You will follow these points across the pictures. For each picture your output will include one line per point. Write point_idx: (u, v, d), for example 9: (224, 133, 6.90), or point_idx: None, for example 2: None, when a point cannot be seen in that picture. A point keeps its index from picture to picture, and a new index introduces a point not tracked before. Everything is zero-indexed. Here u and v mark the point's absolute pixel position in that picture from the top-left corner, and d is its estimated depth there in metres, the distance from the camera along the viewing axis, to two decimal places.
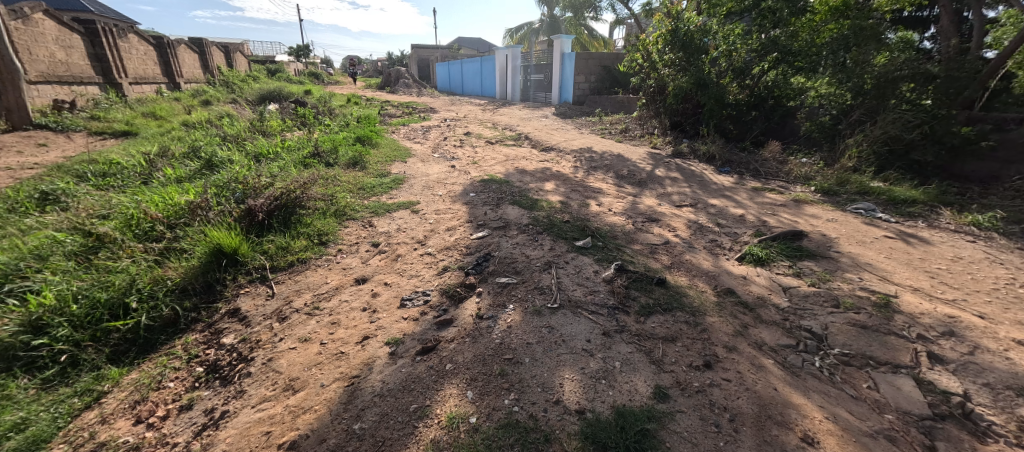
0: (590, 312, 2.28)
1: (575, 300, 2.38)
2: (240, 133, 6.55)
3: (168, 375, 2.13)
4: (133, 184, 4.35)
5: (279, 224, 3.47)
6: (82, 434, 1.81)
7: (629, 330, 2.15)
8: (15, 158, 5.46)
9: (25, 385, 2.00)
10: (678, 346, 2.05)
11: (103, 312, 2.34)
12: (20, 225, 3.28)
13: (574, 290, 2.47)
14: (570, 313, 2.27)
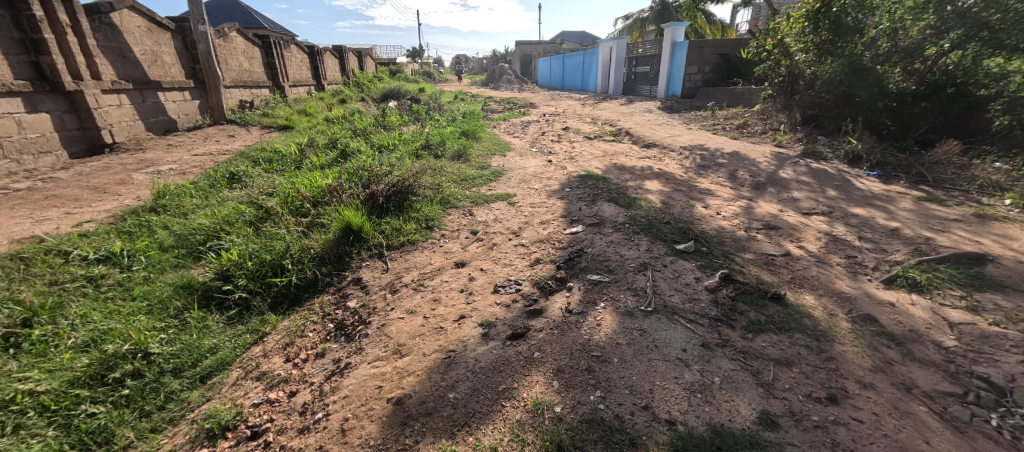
0: (688, 321, 2.16)
1: (672, 306, 2.27)
2: (366, 126, 7.49)
3: (309, 326, 2.58)
4: (289, 169, 5.29)
5: (394, 207, 3.91)
6: (252, 362, 2.30)
7: (733, 346, 1.99)
8: (214, 146, 7.01)
9: (217, 319, 2.61)
10: (794, 372, 1.84)
11: (267, 269, 2.93)
12: (217, 197, 4.24)
13: (671, 296, 2.36)
14: (666, 319, 2.18)
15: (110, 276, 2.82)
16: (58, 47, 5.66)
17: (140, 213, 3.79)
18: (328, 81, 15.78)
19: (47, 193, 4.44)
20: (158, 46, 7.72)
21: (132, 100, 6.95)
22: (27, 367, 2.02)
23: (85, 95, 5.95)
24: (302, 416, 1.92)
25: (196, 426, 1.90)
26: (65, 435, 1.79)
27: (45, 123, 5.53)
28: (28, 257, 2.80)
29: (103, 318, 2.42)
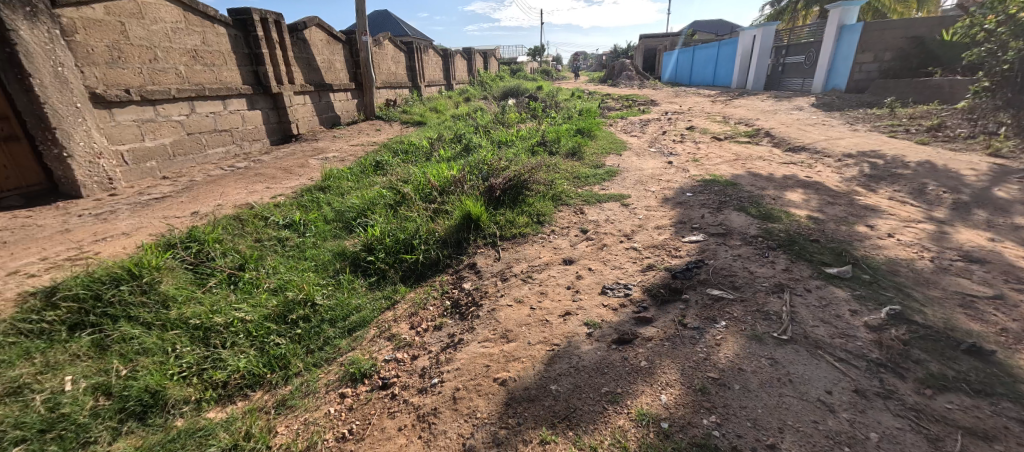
0: (836, 359, 1.84)
1: (815, 338, 1.96)
2: (486, 123, 7.96)
3: (431, 301, 2.88)
4: (422, 160, 5.91)
5: (509, 200, 4.10)
6: (385, 324, 2.65)
7: (900, 399, 1.63)
8: (365, 138, 8.18)
9: (362, 283, 3.07)
10: (996, 450, 1.42)
11: (402, 245, 3.35)
12: (366, 182, 4.97)
13: (814, 326, 2.04)
14: (806, 352, 1.89)
15: (291, 239, 3.54)
16: (269, 59, 7.23)
17: (312, 191, 4.65)
18: (457, 81, 17.13)
19: (254, 172, 5.73)
20: (333, 55, 9.30)
21: (312, 100, 8.49)
22: (240, 300, 2.67)
23: (283, 96, 7.49)
24: (421, 379, 2.16)
25: (343, 368, 2.27)
26: (259, 356, 2.33)
27: (257, 118, 7.13)
28: (243, 219, 3.68)
29: (286, 271, 3.05)
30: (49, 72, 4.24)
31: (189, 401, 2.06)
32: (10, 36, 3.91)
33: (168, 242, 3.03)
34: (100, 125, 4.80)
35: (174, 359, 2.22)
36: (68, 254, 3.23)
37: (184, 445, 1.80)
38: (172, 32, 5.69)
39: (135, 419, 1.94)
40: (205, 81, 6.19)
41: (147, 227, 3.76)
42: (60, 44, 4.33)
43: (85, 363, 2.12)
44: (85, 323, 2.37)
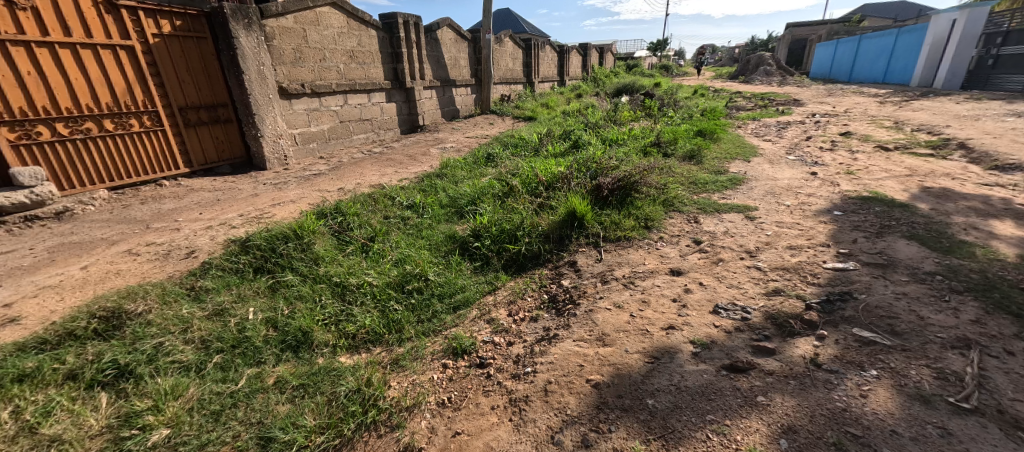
0: None
1: (1018, 417, 1.49)
2: (598, 120, 7.80)
3: (529, 292, 2.95)
4: (531, 154, 6.05)
5: (616, 201, 3.98)
6: (485, 308, 2.80)
7: None
8: (480, 131, 8.65)
9: (467, 266, 3.27)
10: None
11: (507, 235, 3.50)
12: (478, 172, 5.26)
13: (1017, 400, 1.56)
14: (1005, 432, 1.43)
15: (412, 219, 3.93)
16: (407, 57, 8.05)
17: (431, 177, 5.08)
18: (570, 77, 17.08)
19: (386, 157, 6.47)
20: (460, 53, 9.98)
21: (437, 94, 9.24)
22: (368, 267, 3.08)
23: (415, 90, 8.31)
24: (515, 365, 2.23)
25: (447, 341, 2.46)
26: (380, 317, 2.65)
27: (392, 110, 8.02)
28: (376, 198, 4.21)
29: (406, 246, 3.41)
30: (255, 71, 5.38)
31: (328, 344, 2.44)
32: (235, 42, 5.12)
33: (322, 212, 3.71)
34: (282, 114, 5.92)
35: (320, 307, 2.67)
36: (251, 214, 4.06)
37: (322, 380, 2.14)
38: (338, 36, 6.68)
39: (290, 350, 2.40)
40: (357, 77, 7.15)
41: (305, 198, 4.53)
42: (264, 48, 5.47)
43: (261, 299, 2.74)
44: (265, 268, 3.05)
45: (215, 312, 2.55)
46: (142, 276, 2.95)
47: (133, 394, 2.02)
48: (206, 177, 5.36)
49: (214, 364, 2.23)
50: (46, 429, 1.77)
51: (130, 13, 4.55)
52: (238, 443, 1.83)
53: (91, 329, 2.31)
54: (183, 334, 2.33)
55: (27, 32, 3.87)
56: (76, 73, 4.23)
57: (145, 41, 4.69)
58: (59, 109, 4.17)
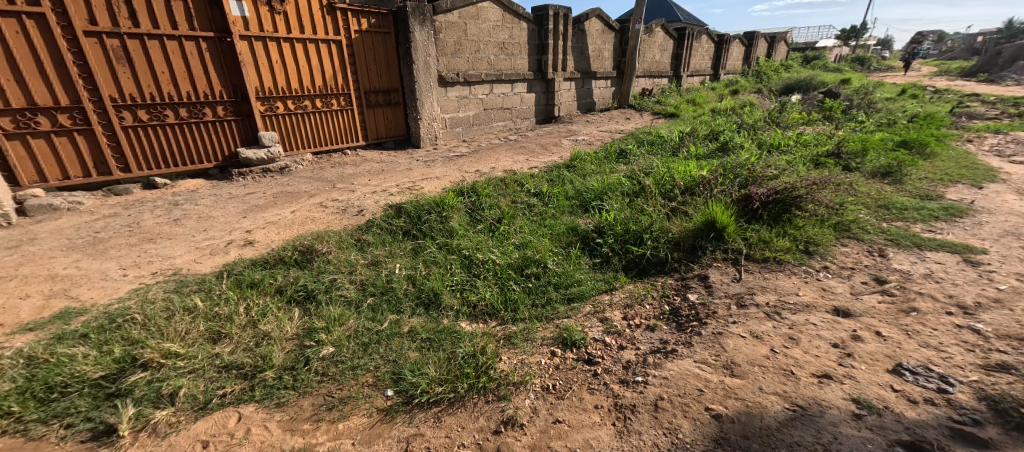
0: None
1: None
2: (756, 121, 6.85)
3: (649, 300, 2.75)
4: (669, 154, 5.62)
5: (769, 217, 3.45)
6: (599, 306, 2.71)
7: None
8: (615, 125, 8.37)
9: (587, 261, 3.21)
10: None
11: (633, 236, 3.33)
12: (609, 167, 5.10)
13: None
14: None
15: (537, 206, 4.02)
16: (552, 48, 8.17)
17: (561, 168, 5.11)
18: (726, 71, 15.31)
19: (520, 145, 6.73)
20: (605, 44, 9.74)
21: (577, 85, 9.20)
22: (494, 246, 3.26)
23: (555, 81, 8.42)
24: (624, 371, 2.13)
25: (558, 331, 2.46)
26: (498, 294, 2.78)
27: (531, 100, 8.25)
28: (507, 182, 4.41)
29: (529, 232, 3.51)
30: (422, 61, 6.09)
31: (452, 309, 2.66)
32: (412, 37, 5.87)
33: (460, 190, 4.03)
34: (438, 99, 6.59)
35: (450, 274, 2.94)
36: (403, 185, 4.64)
37: (445, 339, 2.35)
38: (493, 28, 7.10)
39: (422, 307, 2.67)
40: (505, 68, 7.52)
41: (447, 176, 4.98)
42: (432, 41, 6.14)
43: (405, 258, 3.13)
44: (411, 233, 3.49)
45: (372, 262, 3.06)
46: (326, 225, 3.65)
47: (312, 313, 2.53)
48: (374, 150, 6.29)
49: (368, 304, 2.64)
50: (263, 324, 2.35)
51: (343, 13, 5.50)
52: (376, 374, 2.13)
53: (292, 258, 3.02)
54: (348, 276, 2.86)
55: (280, 30, 5.04)
56: (305, 62, 5.34)
57: (351, 36, 5.63)
58: (291, 90, 5.30)
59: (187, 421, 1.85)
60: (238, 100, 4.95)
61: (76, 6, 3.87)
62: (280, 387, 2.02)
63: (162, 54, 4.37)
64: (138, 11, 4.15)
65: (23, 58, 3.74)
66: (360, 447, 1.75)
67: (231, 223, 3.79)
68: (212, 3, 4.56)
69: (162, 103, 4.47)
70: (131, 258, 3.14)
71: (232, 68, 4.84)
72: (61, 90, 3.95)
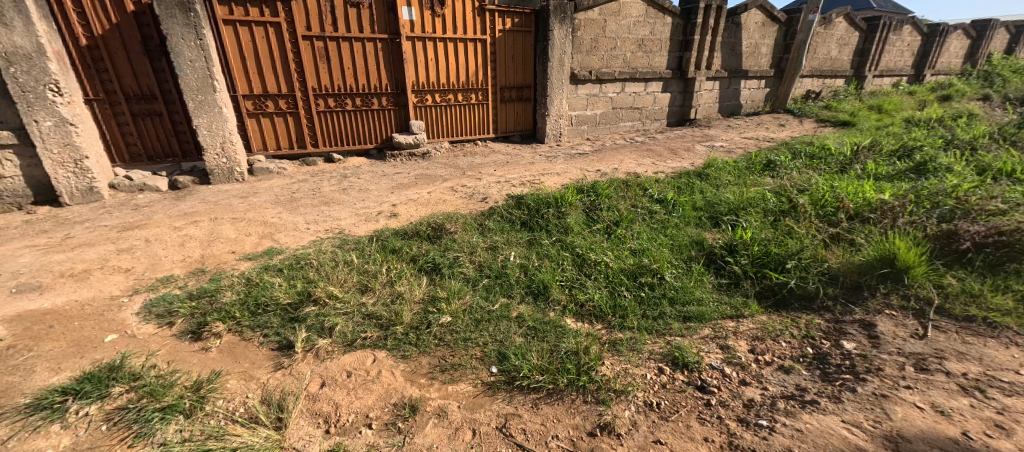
0: None
1: None
2: (975, 138, 5.36)
3: (785, 336, 2.40)
4: (833, 170, 4.77)
5: (984, 264, 2.69)
6: (722, 331, 2.47)
7: None
8: (763, 132, 7.42)
9: (710, 280, 2.96)
10: None
11: (771, 261, 2.96)
12: (751, 179, 4.59)
13: None
14: None
15: (659, 214, 3.83)
16: (698, 45, 7.55)
17: (690, 175, 4.75)
18: (932, 71, 12.27)
19: (647, 147, 6.43)
20: (763, 39, 8.65)
21: (723, 86, 8.37)
22: (608, 249, 3.23)
23: (696, 81, 7.81)
24: (745, 409, 1.92)
25: (669, 348, 2.32)
26: (608, 297, 2.74)
27: (666, 100, 7.81)
28: (629, 185, 4.28)
29: (647, 240, 3.38)
30: (557, 59, 6.25)
31: (559, 304, 2.71)
32: (550, 35, 6.06)
33: (580, 188, 4.06)
34: (567, 97, 6.69)
35: (561, 270, 3.02)
36: (525, 178, 4.85)
37: (549, 331, 2.43)
38: (633, 25, 6.89)
39: (530, 295, 2.79)
40: (640, 65, 7.25)
41: (568, 173, 5.04)
42: (569, 39, 6.24)
43: (520, 247, 3.30)
44: (528, 224, 3.65)
45: (491, 247, 3.30)
46: (455, 208, 4.03)
47: (436, 284, 2.86)
48: (501, 143, 6.69)
49: (483, 284, 2.87)
50: (398, 285, 2.75)
51: (490, 14, 5.92)
52: (484, 349, 2.31)
53: (426, 233, 3.43)
54: (469, 256, 3.15)
55: (437, 31, 5.66)
56: (455, 60, 5.90)
57: (495, 35, 6.03)
58: (440, 85, 5.93)
59: (338, 352, 2.26)
60: (399, 92, 5.73)
61: (298, 15, 4.91)
62: (406, 342, 2.35)
63: (350, 53, 5.28)
64: (337, 18, 5.09)
65: (263, 57, 4.90)
66: (464, 412, 1.94)
67: (382, 197, 4.43)
68: (389, 9, 5.33)
69: (344, 93, 5.42)
70: (311, 216, 3.91)
71: (397, 66, 5.60)
72: (282, 82, 5.08)
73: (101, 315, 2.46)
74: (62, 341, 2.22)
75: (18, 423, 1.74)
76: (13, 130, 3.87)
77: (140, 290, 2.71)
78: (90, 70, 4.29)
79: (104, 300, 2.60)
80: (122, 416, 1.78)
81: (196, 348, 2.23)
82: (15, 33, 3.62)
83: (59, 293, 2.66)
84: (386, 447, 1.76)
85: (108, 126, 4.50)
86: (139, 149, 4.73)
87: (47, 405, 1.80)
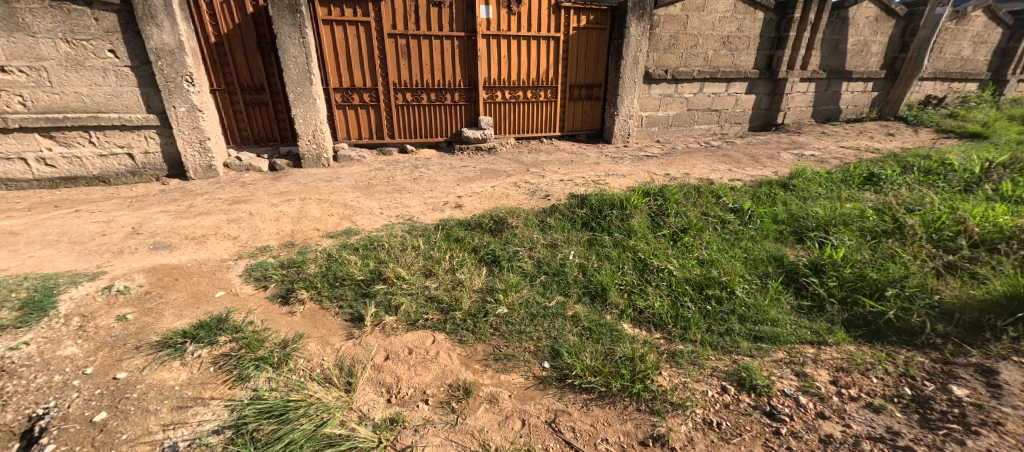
0: None
1: None
2: None
3: (876, 371, 2.09)
4: (953, 189, 4.15)
5: None
6: (799, 357, 2.22)
7: None
8: (865, 142, 6.62)
9: (789, 301, 2.70)
10: None
11: (865, 286, 2.64)
12: (845, 193, 4.16)
13: None
14: None
15: (733, 224, 3.60)
16: (793, 42, 6.91)
17: (773, 185, 4.40)
18: None
19: (722, 153, 6.04)
20: (874, 36, 7.72)
21: (818, 88, 7.60)
22: (673, 256, 3.11)
23: (787, 82, 7.17)
24: (820, 445, 1.71)
25: (735, 367, 2.15)
26: (670, 307, 2.63)
27: (749, 102, 7.28)
28: (701, 191, 4.07)
29: (717, 251, 3.20)
30: (632, 57, 6.07)
31: (617, 308, 2.66)
32: (626, 32, 5.91)
33: (647, 191, 3.93)
34: (639, 97, 6.48)
35: (622, 273, 2.96)
36: (590, 178, 4.79)
37: (604, 334, 2.40)
38: (719, 20, 6.49)
39: (587, 296, 2.77)
40: (723, 64, 6.82)
41: (634, 175, 4.90)
42: (646, 36, 6.03)
43: (580, 247, 3.29)
44: (590, 224, 3.62)
45: (551, 244, 3.33)
46: (518, 203, 4.10)
47: (495, 275, 2.94)
48: (567, 142, 6.65)
49: (541, 280, 2.91)
50: (459, 273, 2.87)
51: (566, 11, 5.90)
52: (538, 344, 2.34)
53: (488, 225, 3.54)
54: (529, 251, 3.20)
55: (512, 29, 5.76)
56: (527, 57, 5.97)
57: (568, 33, 6.00)
58: (511, 81, 6.03)
59: (402, 330, 2.42)
60: (471, 88, 5.92)
61: (386, 15, 5.26)
62: (464, 328, 2.45)
63: (428, 50, 5.55)
64: (420, 17, 5.37)
65: (353, 53, 5.31)
66: (515, 402, 1.99)
67: (449, 188, 4.63)
68: (468, 7, 5.52)
69: (421, 88, 5.71)
70: (385, 202, 4.20)
71: (472, 63, 5.79)
72: (367, 76, 5.47)
73: (213, 274, 2.87)
74: (184, 292, 2.62)
75: (150, 356, 2.09)
76: (157, 114, 4.60)
77: (243, 256, 3.10)
78: (215, 64, 4.94)
79: (216, 261, 3.02)
80: (225, 362, 2.08)
81: (284, 312, 2.51)
82: (164, 32, 4.28)
83: (183, 252, 3.13)
84: (439, 424, 1.86)
85: (227, 112, 5.18)
86: (248, 134, 5.37)
87: (172, 344, 2.15)
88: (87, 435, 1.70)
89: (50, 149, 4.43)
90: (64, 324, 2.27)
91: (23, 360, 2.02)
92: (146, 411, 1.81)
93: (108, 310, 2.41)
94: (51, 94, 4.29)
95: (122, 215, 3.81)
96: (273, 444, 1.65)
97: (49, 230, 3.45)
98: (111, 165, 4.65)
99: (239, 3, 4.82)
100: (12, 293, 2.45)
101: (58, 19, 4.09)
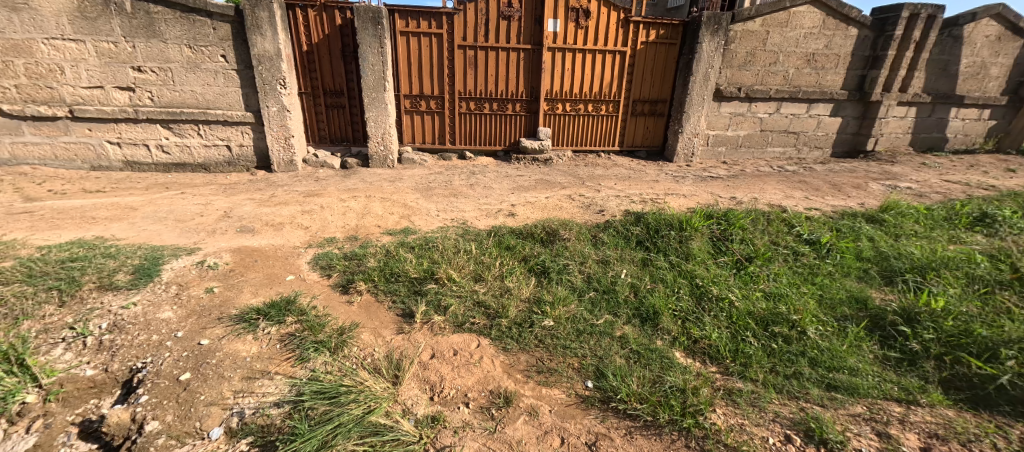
0: None
1: None
2: None
3: (981, 444, 1.79)
4: None
5: None
6: (881, 416, 1.97)
7: None
8: (977, 177, 5.82)
9: (872, 350, 2.42)
10: None
11: (970, 344, 2.29)
12: (947, 234, 3.68)
13: None
14: None
15: (807, 258, 3.32)
16: (892, 62, 6.28)
17: (858, 218, 3.99)
18: None
19: (798, 179, 5.61)
20: (995, 57, 6.80)
21: (919, 113, 6.84)
22: (735, 286, 2.93)
23: (882, 105, 6.50)
24: None
25: (802, 415, 1.96)
26: (728, 340, 2.46)
27: (834, 125, 6.71)
28: (771, 218, 3.79)
29: (786, 285, 2.96)
30: (702, 73, 5.85)
31: (669, 334, 2.54)
32: (698, 47, 5.72)
33: (711, 214, 3.73)
34: (708, 114, 6.21)
35: (676, 298, 2.83)
36: (648, 196, 4.64)
37: (653, 360, 2.30)
38: (804, 37, 6.07)
39: (637, 319, 2.68)
40: (806, 84, 6.35)
41: (697, 196, 4.69)
42: (720, 52, 5.78)
43: (632, 266, 3.20)
44: (645, 243, 3.50)
45: (603, 260, 3.26)
46: (571, 216, 4.07)
47: (544, 286, 2.93)
48: (626, 157, 6.50)
49: (589, 296, 2.86)
50: (508, 281, 2.90)
51: (635, 25, 5.80)
52: (583, 362, 2.30)
53: (540, 236, 3.54)
54: (579, 265, 3.15)
55: (579, 43, 5.77)
56: (592, 71, 5.95)
57: (636, 47, 5.90)
58: (574, 94, 6.03)
59: (449, 330, 2.49)
60: (534, 99, 6.00)
61: (458, 28, 5.49)
62: (509, 336, 2.46)
63: (496, 62, 5.71)
64: (489, 29, 5.55)
65: (425, 63, 5.60)
66: (555, 418, 1.96)
67: (504, 196, 4.70)
68: (538, 21, 5.62)
69: (486, 98, 5.89)
70: (442, 205, 4.36)
71: (537, 75, 5.87)
72: (436, 85, 5.73)
73: (285, 258, 3.13)
74: (261, 273, 2.89)
75: (228, 327, 2.32)
76: (253, 112, 5.12)
77: (312, 245, 3.36)
78: (305, 70, 5.42)
79: (289, 248, 3.30)
80: (290, 341, 2.26)
81: (344, 301, 2.68)
82: (266, 40, 4.79)
83: (263, 237, 3.45)
84: (478, 429, 1.87)
85: (309, 112, 5.66)
86: (326, 134, 5.81)
87: (247, 319, 2.37)
88: (172, 392, 1.92)
89: (167, 138, 5.10)
90: (164, 290, 2.58)
91: (131, 318, 2.32)
92: (222, 377, 2.00)
93: (198, 282, 2.70)
94: (173, 92, 4.94)
95: (217, 199, 4.29)
96: (324, 424, 1.75)
97: (159, 208, 3.95)
98: (212, 155, 5.26)
99: (330, 16, 5.26)
100: (127, 259, 2.83)
101: (185, 28, 4.71)
